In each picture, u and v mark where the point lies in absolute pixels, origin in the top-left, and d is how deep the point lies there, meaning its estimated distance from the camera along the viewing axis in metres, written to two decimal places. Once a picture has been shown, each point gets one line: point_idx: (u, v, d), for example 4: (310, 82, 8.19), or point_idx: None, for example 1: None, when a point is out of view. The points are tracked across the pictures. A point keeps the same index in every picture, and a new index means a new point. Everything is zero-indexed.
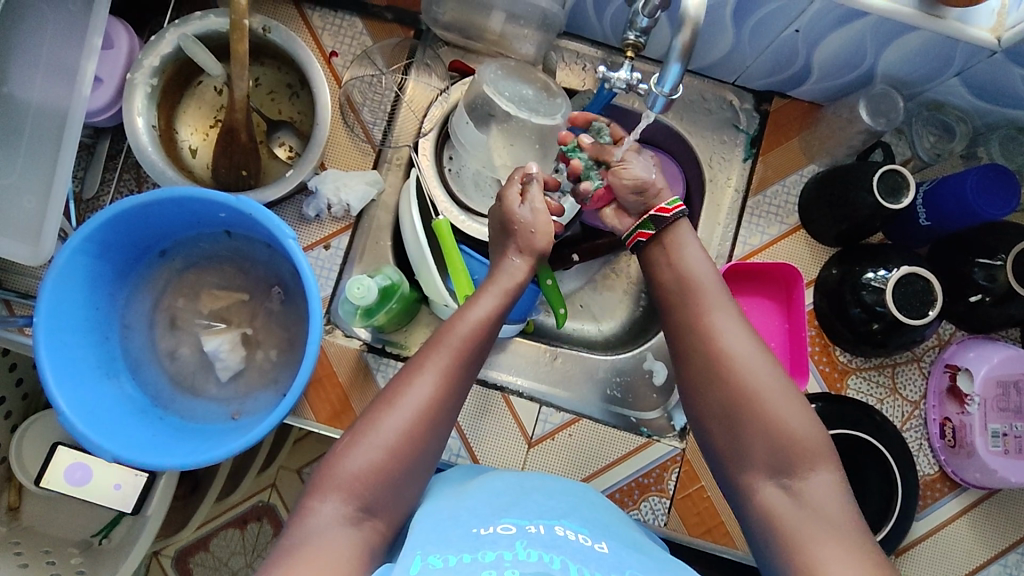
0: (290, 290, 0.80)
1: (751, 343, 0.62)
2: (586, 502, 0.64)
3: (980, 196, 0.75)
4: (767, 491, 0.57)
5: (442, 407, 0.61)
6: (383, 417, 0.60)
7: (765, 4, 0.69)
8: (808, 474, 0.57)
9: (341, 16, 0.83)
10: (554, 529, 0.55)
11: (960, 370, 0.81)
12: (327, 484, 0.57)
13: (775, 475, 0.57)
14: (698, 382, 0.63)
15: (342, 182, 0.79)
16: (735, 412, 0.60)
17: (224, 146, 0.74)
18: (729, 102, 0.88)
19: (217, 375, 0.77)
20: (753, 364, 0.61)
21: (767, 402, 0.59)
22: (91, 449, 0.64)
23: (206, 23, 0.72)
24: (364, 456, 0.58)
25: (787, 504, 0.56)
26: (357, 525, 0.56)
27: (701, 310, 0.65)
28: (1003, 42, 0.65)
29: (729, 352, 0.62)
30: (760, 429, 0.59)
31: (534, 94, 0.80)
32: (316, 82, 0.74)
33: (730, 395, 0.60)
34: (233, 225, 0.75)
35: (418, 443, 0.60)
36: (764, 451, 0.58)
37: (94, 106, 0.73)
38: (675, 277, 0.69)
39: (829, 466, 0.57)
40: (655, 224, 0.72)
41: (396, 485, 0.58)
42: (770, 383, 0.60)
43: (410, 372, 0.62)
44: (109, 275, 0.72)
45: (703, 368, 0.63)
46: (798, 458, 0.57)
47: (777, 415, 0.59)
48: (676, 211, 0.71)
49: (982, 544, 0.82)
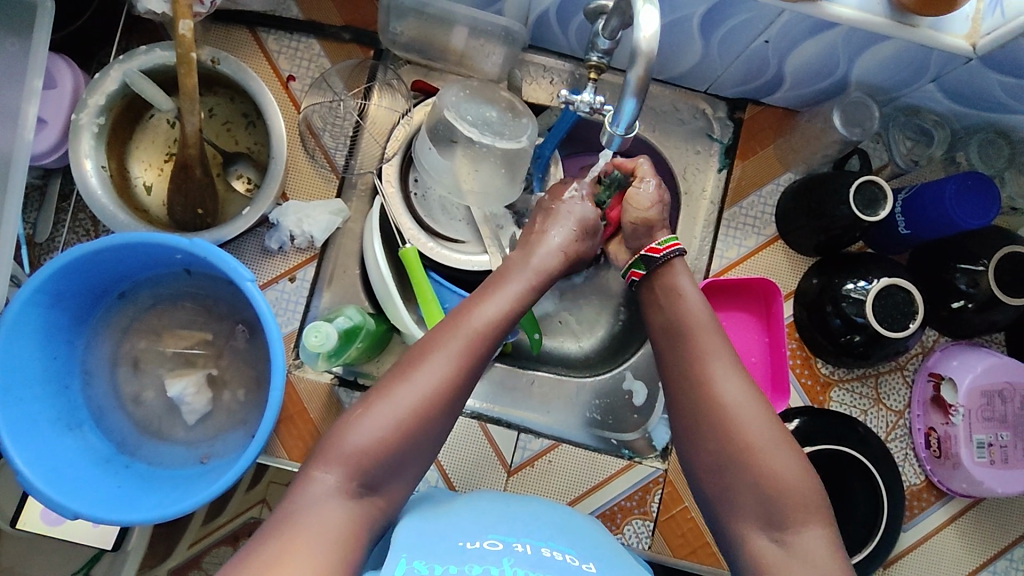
0: (254, 327, 0.78)
1: (746, 390, 0.61)
2: (573, 523, 0.64)
3: (960, 205, 0.73)
4: (758, 543, 0.56)
5: (455, 391, 0.60)
6: (395, 391, 0.58)
7: (732, 15, 0.67)
8: (800, 527, 0.55)
9: (296, 38, 0.80)
10: (541, 550, 0.55)
11: (944, 380, 0.80)
12: (333, 455, 0.55)
13: (766, 526, 0.56)
14: (696, 431, 0.62)
15: (304, 214, 0.76)
16: (725, 462, 0.59)
17: (178, 184, 0.72)
18: (702, 111, 0.85)
19: (184, 418, 0.75)
20: (750, 414, 0.60)
21: (762, 456, 0.58)
22: (52, 508, 0.62)
23: (152, 58, 0.69)
24: (373, 428, 0.56)
25: (776, 553, 0.55)
26: (357, 500, 0.55)
27: (702, 363, 0.64)
28: (979, 49, 0.63)
29: (725, 399, 0.61)
30: (749, 481, 0.58)
31: (498, 116, 0.77)
32: (270, 115, 0.71)
33: (724, 442, 0.59)
34: (193, 265, 0.73)
35: (427, 423, 0.58)
36: (755, 500, 0.57)
37: (40, 149, 0.70)
38: (677, 322, 0.68)
39: (820, 521, 0.56)
40: (647, 264, 0.73)
41: (399, 462, 0.57)
42: (766, 433, 0.59)
43: (425, 351, 0.61)
44: (66, 323, 0.69)
45: (699, 415, 0.62)
46: (790, 510, 0.56)
47: (770, 465, 0.57)
48: (666, 252, 0.72)
49: (970, 552, 0.81)
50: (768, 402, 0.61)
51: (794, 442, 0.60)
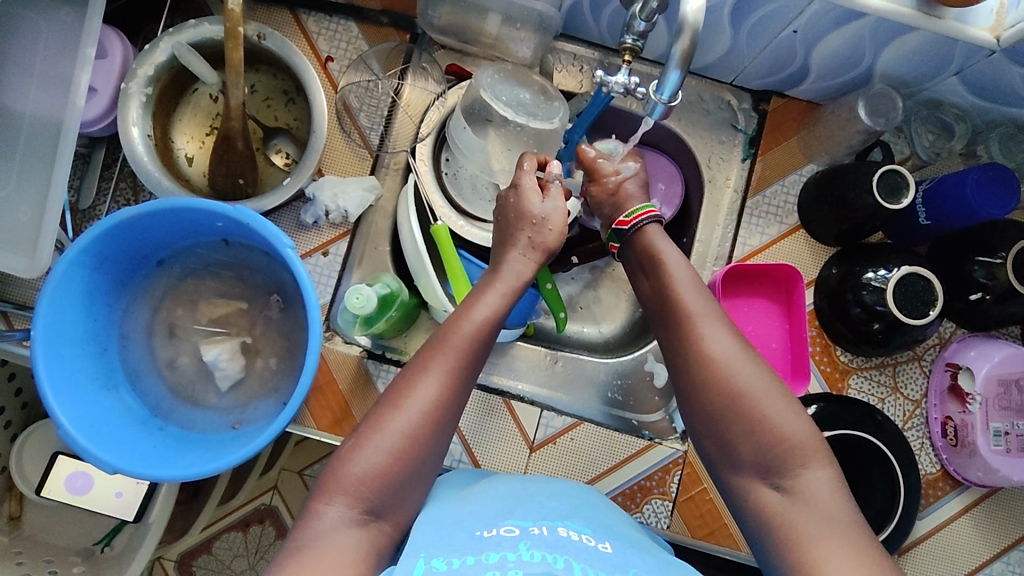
0: (288, 298, 0.80)
1: (736, 344, 0.62)
2: (590, 505, 0.63)
3: (981, 195, 0.75)
4: (763, 494, 0.57)
5: (446, 408, 0.60)
6: (388, 419, 0.59)
7: (763, 5, 0.69)
8: (800, 471, 0.56)
9: (336, 21, 0.82)
10: (558, 530, 0.54)
11: (962, 369, 0.81)
12: (333, 488, 0.56)
13: (766, 476, 0.57)
14: (687, 390, 0.62)
15: (339, 189, 0.78)
16: (723, 417, 0.59)
17: (220, 155, 0.74)
18: (727, 102, 0.88)
19: (217, 385, 0.77)
20: (740, 365, 0.60)
21: (759, 401, 0.58)
22: (91, 461, 0.64)
23: (200, 32, 0.72)
24: (369, 459, 0.57)
25: (781, 502, 0.56)
26: (363, 526, 0.55)
27: (690, 322, 0.64)
28: (1002, 42, 0.65)
29: (716, 354, 0.61)
30: (747, 433, 0.58)
31: (532, 98, 0.80)
32: (312, 89, 0.74)
33: (720, 397, 0.60)
34: (231, 234, 0.75)
35: (424, 444, 0.59)
36: (751, 451, 0.58)
37: (89, 116, 0.73)
38: (664, 286, 0.68)
39: (822, 463, 0.57)
40: (618, 236, 0.74)
41: (402, 487, 0.58)
42: (760, 382, 0.59)
43: (413, 374, 0.61)
44: (107, 286, 0.71)
45: (689, 371, 0.62)
46: (788, 457, 0.57)
47: (767, 412, 0.58)
48: (631, 223, 0.73)
49: (984, 541, 0.82)
50: (757, 355, 0.62)
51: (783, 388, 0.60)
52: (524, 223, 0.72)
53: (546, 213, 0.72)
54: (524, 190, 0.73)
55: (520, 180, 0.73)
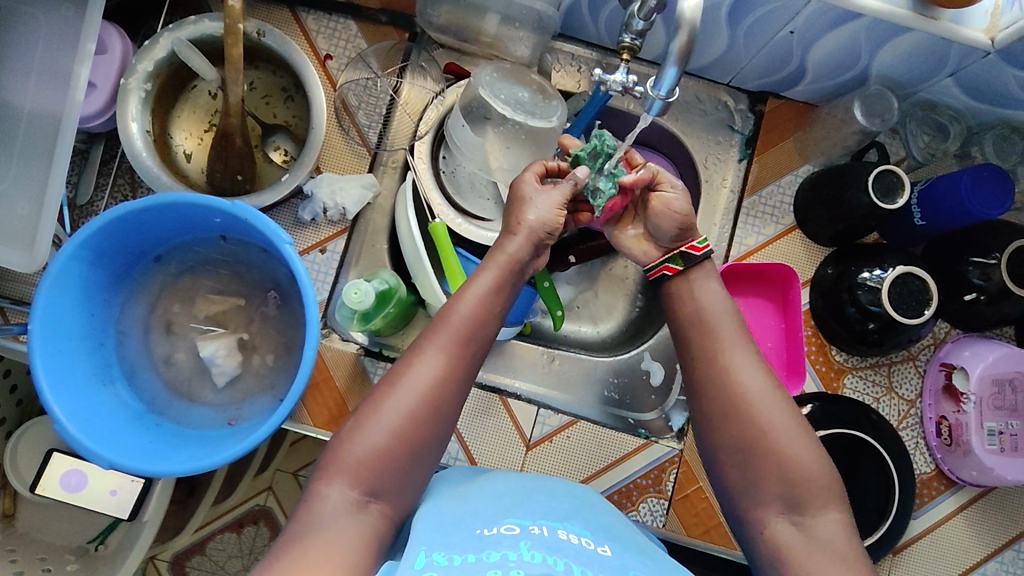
0: (286, 294, 0.80)
1: (770, 383, 0.62)
2: (589, 506, 0.63)
3: (976, 196, 0.75)
4: (777, 526, 0.58)
5: (447, 388, 0.61)
6: (387, 400, 0.59)
7: (761, 5, 0.69)
8: (819, 512, 0.57)
9: (335, 19, 0.82)
10: (557, 531, 0.54)
11: (956, 369, 0.82)
12: (333, 470, 0.56)
13: (786, 511, 0.58)
14: (714, 417, 0.63)
15: (337, 186, 0.78)
16: (748, 448, 0.60)
17: (219, 151, 0.74)
18: (724, 103, 0.88)
19: (213, 381, 0.77)
20: (769, 404, 0.61)
21: (784, 442, 0.59)
22: (87, 457, 0.64)
23: (200, 28, 0.72)
24: (369, 440, 0.57)
25: (797, 539, 0.56)
26: (363, 511, 0.55)
27: (723, 357, 0.64)
28: (997, 43, 0.66)
29: (746, 391, 0.62)
30: (772, 468, 0.59)
31: (530, 97, 0.81)
32: (311, 86, 0.74)
33: (746, 431, 0.61)
34: (229, 231, 0.75)
35: (424, 424, 0.59)
36: (776, 486, 0.58)
37: (88, 111, 0.73)
38: (697, 319, 0.68)
39: (839, 507, 0.58)
40: (685, 260, 0.71)
41: (402, 468, 0.57)
42: (786, 423, 0.60)
43: (412, 356, 0.62)
44: (105, 281, 0.71)
45: (719, 403, 0.63)
46: (810, 497, 0.57)
47: (792, 455, 0.59)
48: (706, 251, 0.71)
49: (978, 541, 0.83)
50: (787, 397, 0.63)
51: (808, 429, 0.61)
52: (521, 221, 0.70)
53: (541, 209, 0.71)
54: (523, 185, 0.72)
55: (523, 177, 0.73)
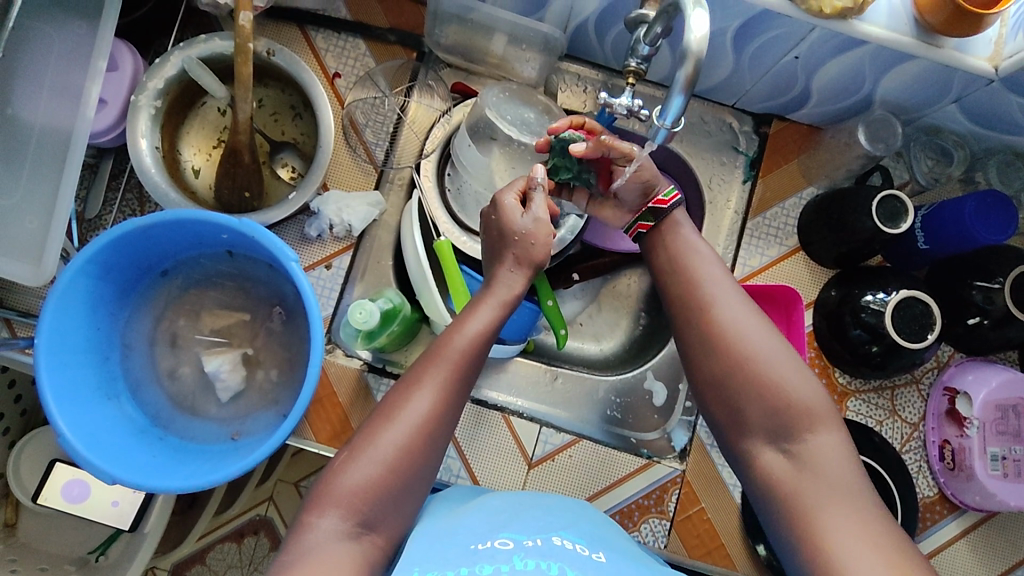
0: (291, 311, 0.80)
1: (747, 309, 0.65)
2: (585, 518, 0.63)
3: (981, 221, 0.75)
4: (766, 456, 0.60)
5: (441, 420, 0.61)
6: (382, 432, 0.59)
7: (766, 30, 0.70)
8: (807, 436, 0.58)
9: (344, 38, 0.83)
10: (552, 539, 0.55)
11: (960, 394, 0.82)
12: (326, 500, 0.56)
13: (775, 440, 0.59)
14: (698, 353, 0.65)
15: (344, 204, 0.79)
16: (731, 378, 0.62)
17: (227, 168, 0.75)
18: (729, 124, 0.89)
19: (217, 396, 0.77)
20: (749, 332, 0.63)
21: (767, 367, 0.61)
22: (91, 472, 0.64)
23: (210, 46, 0.73)
24: (363, 471, 0.57)
25: (786, 468, 0.58)
26: (356, 539, 0.55)
27: (703, 290, 0.67)
28: (1000, 71, 0.66)
29: (725, 322, 0.64)
30: (755, 392, 0.61)
31: (535, 117, 0.82)
32: (320, 105, 0.75)
33: (727, 360, 0.63)
34: (235, 246, 0.75)
35: (418, 456, 0.59)
36: (760, 412, 0.60)
37: (99, 127, 0.74)
38: (680, 255, 0.71)
39: (830, 428, 0.58)
40: (654, 215, 0.74)
41: (395, 500, 0.58)
42: (767, 345, 0.62)
43: (408, 386, 0.62)
44: (111, 295, 0.72)
45: (702, 337, 0.65)
46: (797, 421, 0.59)
47: (774, 376, 0.60)
48: (672, 202, 0.73)
49: (981, 566, 0.82)
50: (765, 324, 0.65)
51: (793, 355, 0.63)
52: (509, 241, 0.71)
53: (526, 228, 0.71)
54: (505, 208, 0.72)
55: (501, 198, 0.73)
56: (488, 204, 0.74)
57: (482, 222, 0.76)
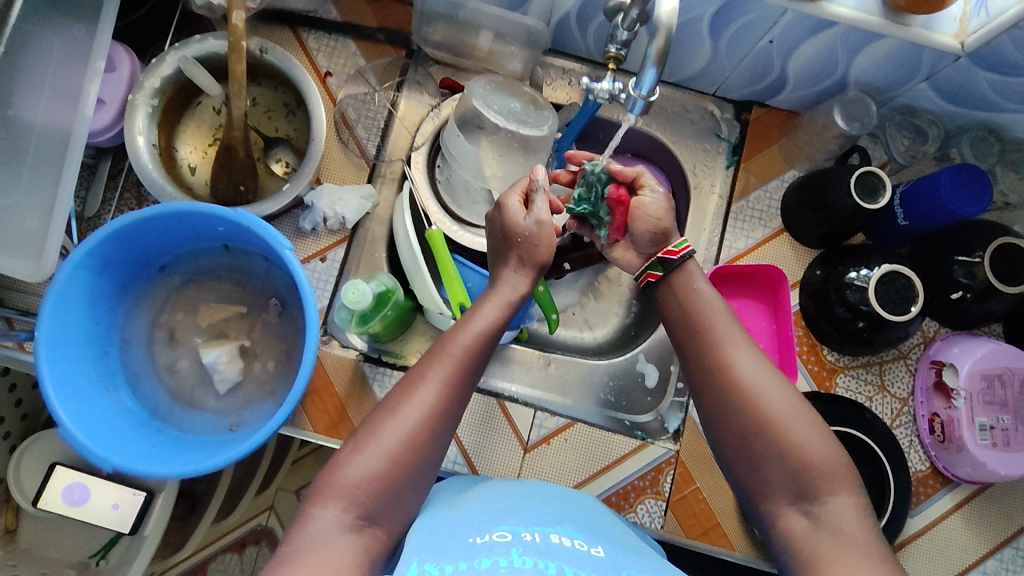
0: (287, 302, 0.82)
1: (765, 368, 0.63)
2: (581, 509, 0.64)
3: (955, 195, 0.77)
4: (789, 518, 0.58)
5: (444, 417, 0.62)
6: (385, 426, 0.60)
7: (739, 16, 0.73)
8: (826, 497, 0.57)
9: (334, 38, 0.86)
10: (550, 535, 0.56)
11: (946, 366, 0.83)
12: (329, 492, 0.57)
13: (795, 500, 0.58)
14: (716, 411, 0.64)
15: (337, 197, 0.81)
16: (752, 436, 0.61)
17: (223, 163, 0.77)
18: (710, 113, 0.92)
19: (215, 388, 0.78)
20: (768, 390, 0.62)
21: (787, 428, 0.59)
22: (91, 460, 0.65)
23: (205, 46, 0.75)
24: (366, 464, 0.58)
25: (806, 527, 0.57)
26: (357, 532, 0.56)
27: (719, 344, 0.65)
28: (966, 46, 0.69)
29: (746, 381, 0.62)
30: (774, 453, 0.59)
31: (521, 107, 0.84)
32: (312, 101, 0.77)
33: (747, 420, 0.61)
34: (231, 240, 0.78)
35: (421, 450, 0.60)
36: (783, 475, 0.59)
37: (98, 127, 0.76)
38: (689, 305, 0.69)
39: (848, 490, 0.57)
40: (663, 265, 0.72)
41: (398, 494, 0.58)
42: (790, 408, 0.61)
43: (412, 384, 0.63)
44: (111, 290, 0.74)
45: (716, 394, 0.64)
46: (817, 482, 0.57)
47: (795, 438, 0.59)
48: (683, 253, 0.71)
49: (976, 539, 0.83)
50: (787, 382, 0.63)
51: (812, 412, 0.61)
52: (513, 242, 0.74)
53: (529, 231, 0.74)
54: (507, 210, 0.75)
55: (504, 201, 0.76)
56: (493, 208, 0.78)
57: (489, 224, 0.78)
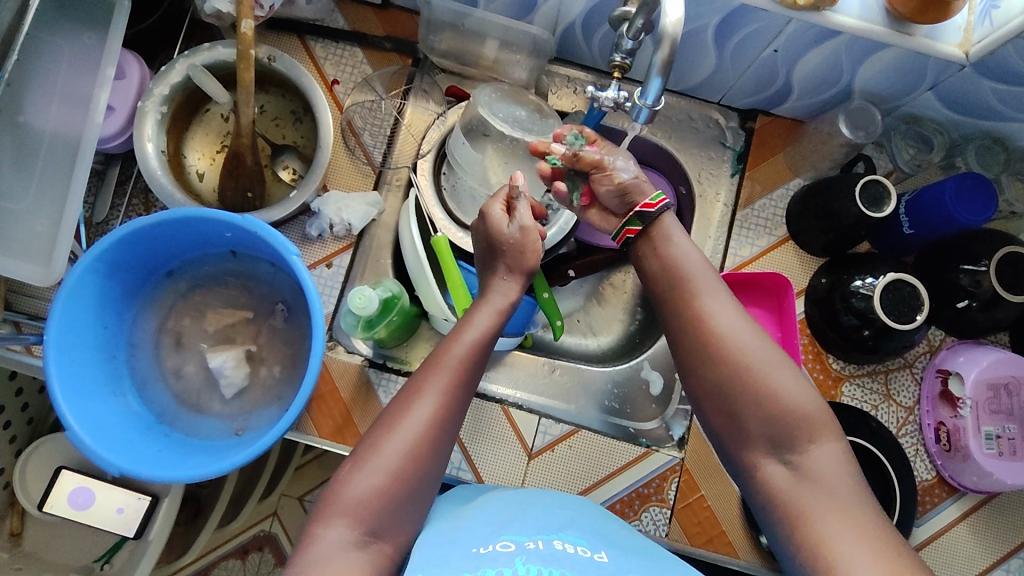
0: (293, 308, 0.82)
1: (742, 320, 0.63)
2: (584, 515, 0.64)
3: (960, 204, 0.77)
4: (768, 467, 0.58)
5: (442, 428, 0.62)
6: (385, 441, 0.60)
7: (744, 25, 0.73)
8: (807, 446, 0.57)
9: (342, 46, 0.87)
10: (553, 542, 0.56)
11: (952, 375, 0.83)
12: (332, 511, 0.57)
13: (774, 450, 0.58)
14: (693, 364, 0.63)
15: (343, 203, 0.81)
16: (732, 390, 0.60)
17: (230, 170, 0.78)
18: (715, 121, 0.92)
19: (221, 392, 0.79)
20: (749, 344, 0.61)
21: (767, 378, 0.59)
22: (98, 463, 0.65)
23: (214, 54, 0.76)
24: (368, 481, 0.58)
25: (787, 478, 0.56)
26: (364, 548, 0.56)
27: (695, 300, 0.65)
28: (971, 56, 0.69)
29: (718, 331, 0.62)
30: (754, 406, 0.59)
31: (527, 115, 0.84)
32: (319, 108, 0.77)
33: (725, 372, 0.61)
34: (238, 246, 0.78)
35: (422, 464, 0.60)
36: (759, 423, 0.58)
37: (107, 133, 0.77)
38: (669, 268, 0.69)
39: (829, 436, 0.57)
40: (641, 219, 0.72)
41: (401, 508, 0.58)
42: (765, 354, 0.61)
43: (409, 397, 0.63)
44: (119, 294, 0.74)
45: (695, 347, 0.63)
46: (795, 429, 0.57)
47: (772, 385, 0.59)
48: (660, 206, 0.71)
49: (983, 549, 0.82)
50: (762, 332, 0.63)
51: (789, 362, 0.61)
52: (500, 250, 0.74)
53: (513, 237, 0.74)
54: (491, 218, 0.75)
55: (488, 209, 0.75)
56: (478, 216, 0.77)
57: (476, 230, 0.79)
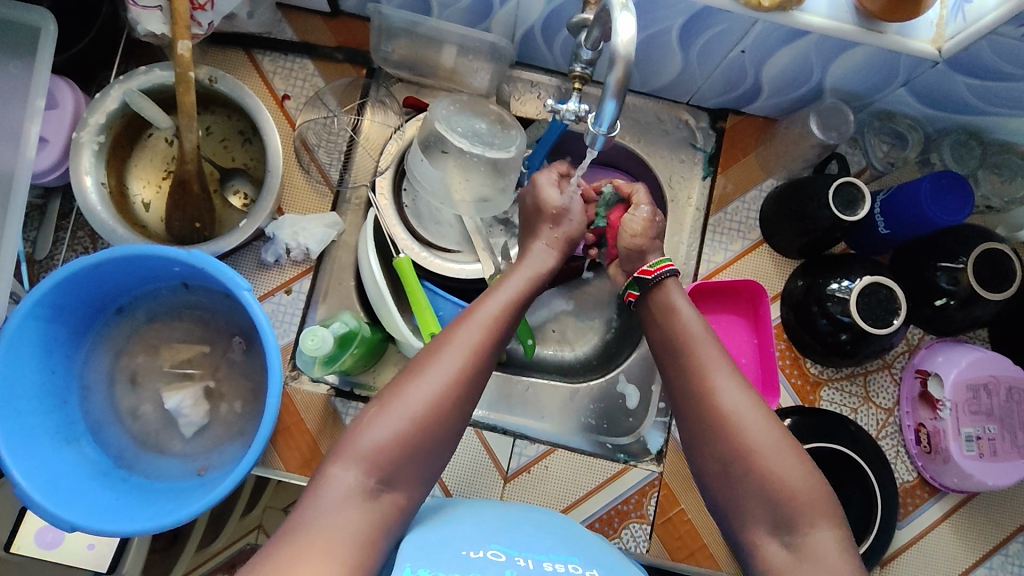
0: (251, 340, 0.79)
1: (747, 397, 0.61)
2: (575, 534, 0.61)
3: (936, 203, 0.75)
4: (768, 547, 0.56)
5: (469, 384, 0.60)
6: (410, 387, 0.58)
7: (709, 27, 0.70)
8: (808, 529, 0.55)
9: (291, 59, 0.82)
10: (544, 563, 0.53)
11: (931, 376, 0.81)
12: (351, 451, 0.54)
13: (776, 531, 0.56)
14: (700, 437, 0.62)
15: (299, 226, 0.78)
16: (734, 469, 0.59)
17: (176, 200, 0.73)
18: (685, 122, 0.89)
19: (181, 431, 0.76)
20: (754, 421, 0.60)
21: (770, 459, 0.57)
22: (48, 519, 0.62)
23: (152, 78, 0.72)
24: (391, 423, 0.56)
25: (788, 561, 0.54)
26: (375, 498, 0.53)
27: (702, 371, 0.64)
28: (944, 52, 0.66)
29: (726, 408, 0.61)
30: (756, 487, 0.57)
31: (487, 127, 0.81)
32: (266, 130, 0.74)
33: (731, 447, 0.59)
34: (190, 278, 0.75)
35: (445, 413, 0.58)
36: (761, 505, 0.57)
37: (41, 167, 0.72)
38: (679, 337, 0.68)
39: (830, 522, 0.55)
40: (641, 286, 0.74)
41: (418, 457, 0.56)
42: (774, 439, 0.59)
43: (436, 350, 0.61)
44: (65, 337, 0.70)
45: (700, 420, 0.62)
46: (796, 510, 0.55)
47: (778, 468, 0.57)
48: (658, 273, 0.72)
49: (965, 548, 0.82)
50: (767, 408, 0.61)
51: (795, 442, 0.60)
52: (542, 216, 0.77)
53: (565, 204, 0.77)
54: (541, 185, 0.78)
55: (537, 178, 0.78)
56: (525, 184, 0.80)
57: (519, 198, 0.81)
